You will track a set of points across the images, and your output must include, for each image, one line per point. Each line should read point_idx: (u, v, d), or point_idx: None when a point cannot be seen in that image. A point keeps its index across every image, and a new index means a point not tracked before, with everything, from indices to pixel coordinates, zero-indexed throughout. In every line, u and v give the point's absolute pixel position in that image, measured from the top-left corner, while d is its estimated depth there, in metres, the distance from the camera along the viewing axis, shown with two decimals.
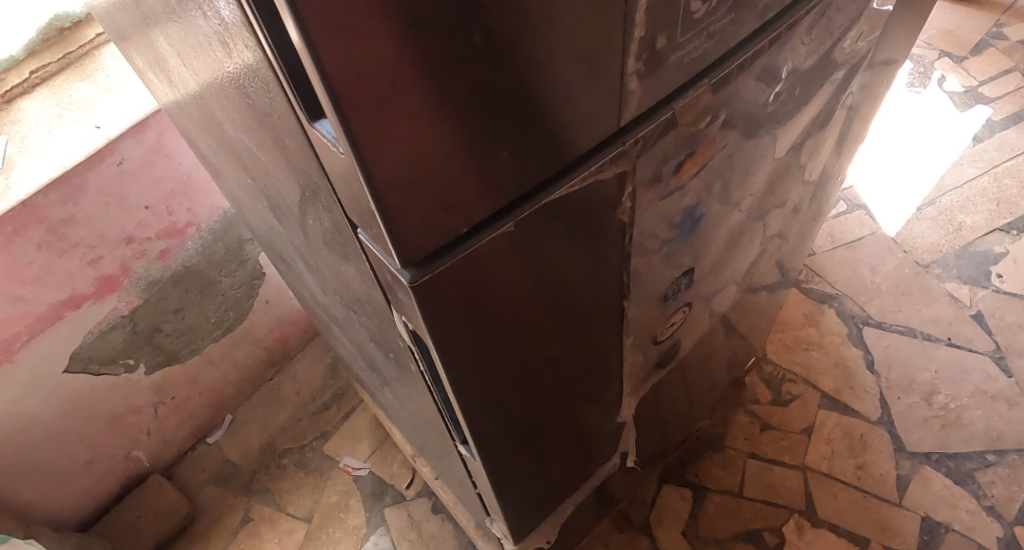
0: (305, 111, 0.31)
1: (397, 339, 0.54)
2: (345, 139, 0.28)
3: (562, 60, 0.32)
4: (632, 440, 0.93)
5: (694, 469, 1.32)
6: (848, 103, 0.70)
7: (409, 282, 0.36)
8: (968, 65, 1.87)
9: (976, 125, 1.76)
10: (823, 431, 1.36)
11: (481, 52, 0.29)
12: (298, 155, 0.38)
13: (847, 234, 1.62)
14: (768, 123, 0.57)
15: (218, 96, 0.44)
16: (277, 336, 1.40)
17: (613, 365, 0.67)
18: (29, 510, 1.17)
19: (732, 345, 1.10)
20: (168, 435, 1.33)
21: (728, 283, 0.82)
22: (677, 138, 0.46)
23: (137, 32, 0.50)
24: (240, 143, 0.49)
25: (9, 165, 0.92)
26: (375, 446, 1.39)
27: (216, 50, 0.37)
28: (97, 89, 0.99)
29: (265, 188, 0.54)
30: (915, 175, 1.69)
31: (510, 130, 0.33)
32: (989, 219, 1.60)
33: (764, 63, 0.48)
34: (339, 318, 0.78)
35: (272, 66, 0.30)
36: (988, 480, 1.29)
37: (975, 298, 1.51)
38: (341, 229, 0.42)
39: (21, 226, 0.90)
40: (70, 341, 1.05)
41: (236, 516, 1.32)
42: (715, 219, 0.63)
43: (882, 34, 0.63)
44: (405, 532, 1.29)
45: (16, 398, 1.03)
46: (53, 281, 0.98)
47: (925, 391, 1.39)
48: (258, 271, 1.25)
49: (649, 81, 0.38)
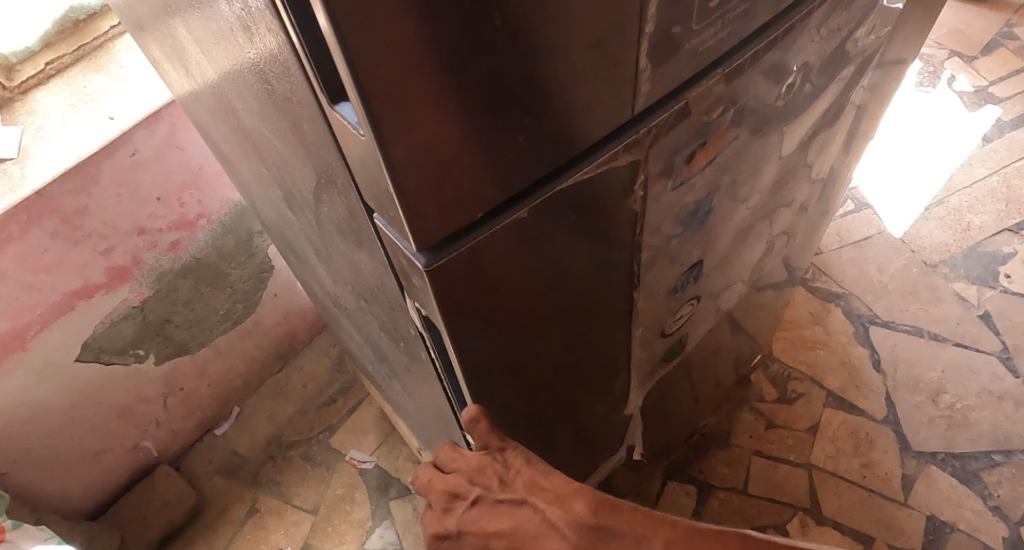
0: (327, 94, 0.32)
1: (408, 326, 0.54)
2: (366, 122, 0.29)
3: (578, 46, 0.32)
4: (638, 435, 0.93)
5: (698, 466, 1.33)
6: (857, 100, 0.70)
7: (424, 266, 0.37)
8: (978, 65, 1.87)
9: (985, 126, 1.75)
10: (828, 430, 1.36)
11: (501, 37, 0.29)
12: (315, 141, 0.38)
13: (854, 234, 1.61)
14: (777, 119, 0.58)
15: (237, 84, 0.45)
16: (285, 330, 1.41)
17: (620, 357, 0.67)
18: (39, 498, 1.18)
19: (738, 343, 1.11)
20: (176, 426, 1.34)
21: (735, 280, 0.82)
22: (689, 128, 0.46)
23: (156, 21, 0.51)
24: (256, 132, 0.50)
25: (25, 154, 0.93)
26: (381, 440, 1.41)
27: (237, 36, 0.38)
28: (110, 80, 1.00)
29: (280, 177, 0.55)
30: (923, 175, 1.69)
31: (525, 116, 0.33)
32: (997, 220, 1.60)
33: (776, 57, 0.49)
34: (349, 309, 0.79)
35: (296, 52, 0.31)
36: (995, 480, 1.29)
37: (983, 298, 1.50)
38: (356, 215, 0.43)
39: (35, 215, 0.91)
40: (82, 331, 1.06)
41: (242, 507, 1.33)
42: (725, 213, 0.64)
43: (892, 31, 0.63)
44: (410, 526, 1.30)
45: (28, 386, 1.04)
46: (66, 270, 0.99)
47: (931, 391, 1.39)
48: (267, 264, 1.26)
49: (664, 70, 0.39)
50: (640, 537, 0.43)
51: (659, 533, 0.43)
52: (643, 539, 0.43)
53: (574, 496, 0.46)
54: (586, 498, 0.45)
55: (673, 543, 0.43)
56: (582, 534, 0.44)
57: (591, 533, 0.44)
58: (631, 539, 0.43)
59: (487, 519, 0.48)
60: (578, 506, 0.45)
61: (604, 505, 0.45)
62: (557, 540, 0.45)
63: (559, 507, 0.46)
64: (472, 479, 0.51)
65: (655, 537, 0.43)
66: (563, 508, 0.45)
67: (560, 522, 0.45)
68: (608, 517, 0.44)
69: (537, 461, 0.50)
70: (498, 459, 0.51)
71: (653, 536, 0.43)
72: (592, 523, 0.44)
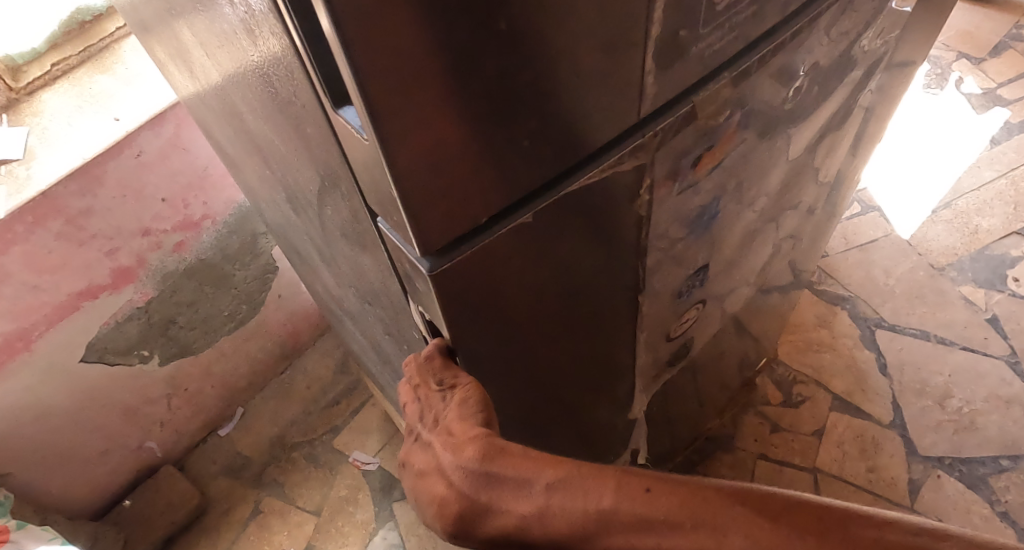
0: (330, 97, 0.32)
1: (411, 329, 0.54)
2: (370, 126, 0.29)
3: (584, 49, 0.32)
4: (642, 438, 0.92)
5: (704, 469, 1.32)
6: (865, 102, 0.70)
7: (427, 271, 0.37)
8: (986, 67, 1.85)
9: (993, 128, 1.74)
10: (834, 433, 1.35)
11: (506, 41, 0.29)
12: (319, 144, 0.38)
13: (860, 236, 1.60)
14: (784, 123, 0.57)
15: (241, 86, 0.44)
16: (289, 331, 1.41)
17: (625, 361, 0.67)
18: (43, 498, 1.18)
19: (743, 346, 1.10)
20: (180, 426, 1.34)
21: (741, 283, 0.82)
22: (696, 132, 0.45)
23: (161, 23, 0.51)
24: (260, 134, 0.50)
25: (30, 155, 0.93)
26: (384, 441, 1.40)
27: (241, 39, 0.37)
28: (116, 82, 1.00)
29: (284, 179, 0.54)
30: (931, 177, 1.68)
31: (530, 120, 0.33)
32: (1005, 223, 1.59)
33: (783, 60, 0.48)
34: (352, 310, 0.79)
35: (299, 54, 0.31)
36: (1002, 486, 1.28)
37: (990, 301, 1.49)
38: (360, 218, 0.42)
39: (41, 216, 0.91)
40: (87, 331, 1.06)
41: (246, 508, 1.33)
42: (731, 216, 0.63)
43: (901, 34, 0.63)
44: (413, 528, 1.30)
45: (32, 386, 1.04)
46: (71, 271, 0.99)
47: (938, 396, 1.38)
48: (271, 265, 1.26)
49: (670, 74, 0.38)
50: (522, 481, 0.39)
51: (539, 474, 0.38)
52: (523, 484, 0.38)
53: (470, 441, 0.41)
54: (478, 443, 0.41)
55: (552, 485, 0.38)
56: (469, 479, 0.40)
57: (477, 479, 0.40)
58: (512, 483, 0.39)
59: (414, 456, 0.46)
60: (469, 452, 0.41)
61: (494, 450, 0.40)
62: (447, 484, 0.41)
63: (455, 452, 0.41)
64: (417, 416, 0.48)
65: (535, 479, 0.38)
66: (456, 453, 0.41)
67: (450, 468, 0.41)
68: (495, 463, 0.40)
69: (469, 404, 0.44)
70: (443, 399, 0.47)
71: (534, 478, 0.38)
72: (478, 469, 0.40)
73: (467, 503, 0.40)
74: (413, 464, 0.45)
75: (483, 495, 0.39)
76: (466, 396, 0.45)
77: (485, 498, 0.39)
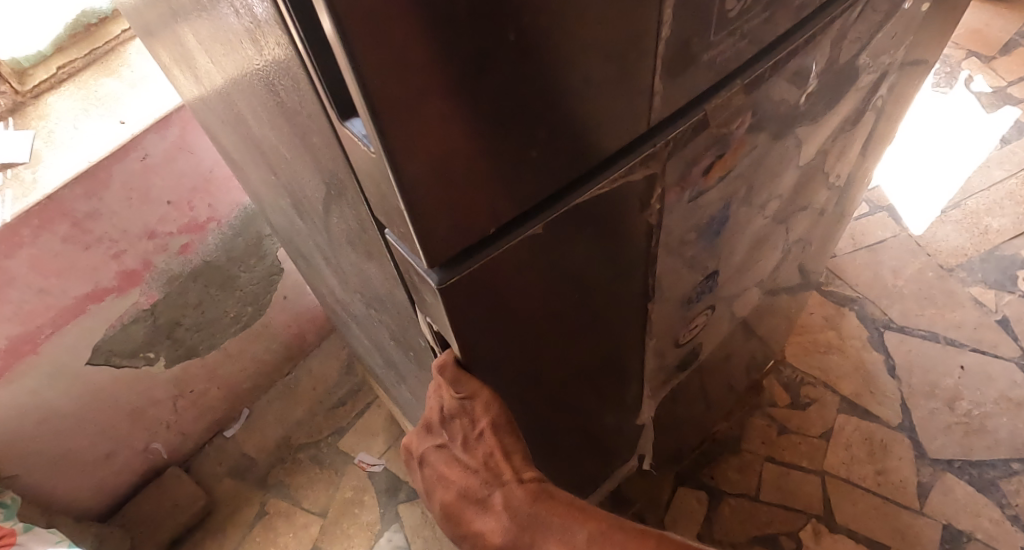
0: (337, 110, 0.31)
1: (417, 337, 0.53)
2: (377, 139, 0.28)
3: (594, 58, 0.31)
4: (650, 444, 0.92)
5: (710, 471, 1.31)
6: (877, 104, 0.69)
7: (437, 284, 0.36)
8: (996, 65, 1.83)
9: (1003, 127, 1.73)
10: (842, 436, 1.34)
11: (514, 52, 0.28)
12: (325, 154, 0.38)
13: (869, 237, 1.59)
14: (797, 125, 0.56)
15: (245, 92, 0.44)
16: (294, 332, 1.40)
17: (633, 367, 0.66)
18: (50, 500, 1.18)
19: (750, 348, 1.09)
20: (186, 428, 1.34)
21: (750, 286, 0.81)
22: (708, 138, 0.45)
23: (165, 28, 0.50)
24: (265, 139, 0.49)
25: (37, 159, 0.93)
26: (389, 443, 1.40)
27: (246, 46, 0.37)
28: (122, 85, 1.00)
29: (288, 184, 0.54)
30: (940, 177, 1.67)
31: (539, 130, 0.32)
32: (1015, 223, 1.57)
33: (796, 65, 0.47)
34: (358, 315, 0.78)
35: (302, 61, 0.30)
36: (1013, 489, 1.27)
37: (1001, 303, 1.48)
38: (366, 227, 0.42)
39: (47, 220, 0.91)
40: (93, 334, 1.06)
41: (252, 510, 1.34)
42: (741, 220, 0.62)
43: (914, 36, 0.62)
44: (419, 529, 1.30)
45: (38, 389, 1.04)
46: (76, 275, 0.99)
47: (948, 398, 1.37)
48: (277, 267, 1.25)
49: (682, 82, 0.38)
50: (567, 527, 0.45)
51: (584, 524, 0.44)
52: (568, 529, 0.45)
53: (520, 481, 0.47)
54: (527, 485, 0.47)
55: (595, 537, 0.44)
56: (515, 518, 0.46)
57: (528, 520, 0.46)
58: (557, 527, 0.45)
59: (449, 467, 0.49)
60: (519, 492, 0.47)
61: (543, 494, 0.47)
62: (494, 516, 0.47)
63: (504, 487, 0.47)
64: (443, 424, 0.49)
65: (578, 528, 0.44)
66: (506, 490, 0.47)
67: (500, 503, 0.47)
68: (544, 507, 0.46)
69: (508, 434, 0.48)
70: (462, 409, 0.47)
71: (577, 527, 0.44)
72: (529, 511, 0.46)
73: (511, 539, 0.46)
74: (449, 476, 0.49)
75: (526, 535, 0.45)
76: (497, 421, 0.47)
77: (530, 537, 0.45)
